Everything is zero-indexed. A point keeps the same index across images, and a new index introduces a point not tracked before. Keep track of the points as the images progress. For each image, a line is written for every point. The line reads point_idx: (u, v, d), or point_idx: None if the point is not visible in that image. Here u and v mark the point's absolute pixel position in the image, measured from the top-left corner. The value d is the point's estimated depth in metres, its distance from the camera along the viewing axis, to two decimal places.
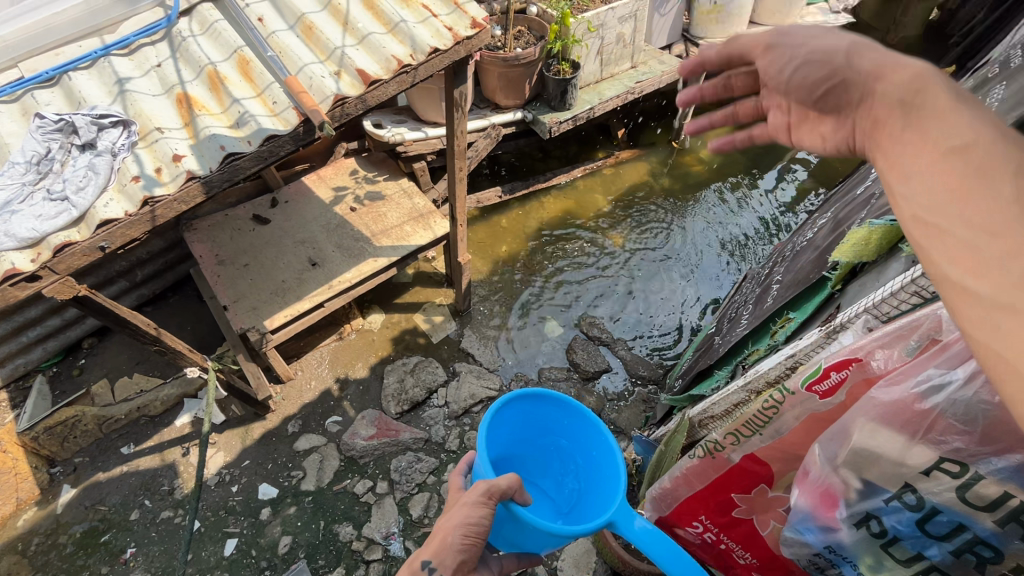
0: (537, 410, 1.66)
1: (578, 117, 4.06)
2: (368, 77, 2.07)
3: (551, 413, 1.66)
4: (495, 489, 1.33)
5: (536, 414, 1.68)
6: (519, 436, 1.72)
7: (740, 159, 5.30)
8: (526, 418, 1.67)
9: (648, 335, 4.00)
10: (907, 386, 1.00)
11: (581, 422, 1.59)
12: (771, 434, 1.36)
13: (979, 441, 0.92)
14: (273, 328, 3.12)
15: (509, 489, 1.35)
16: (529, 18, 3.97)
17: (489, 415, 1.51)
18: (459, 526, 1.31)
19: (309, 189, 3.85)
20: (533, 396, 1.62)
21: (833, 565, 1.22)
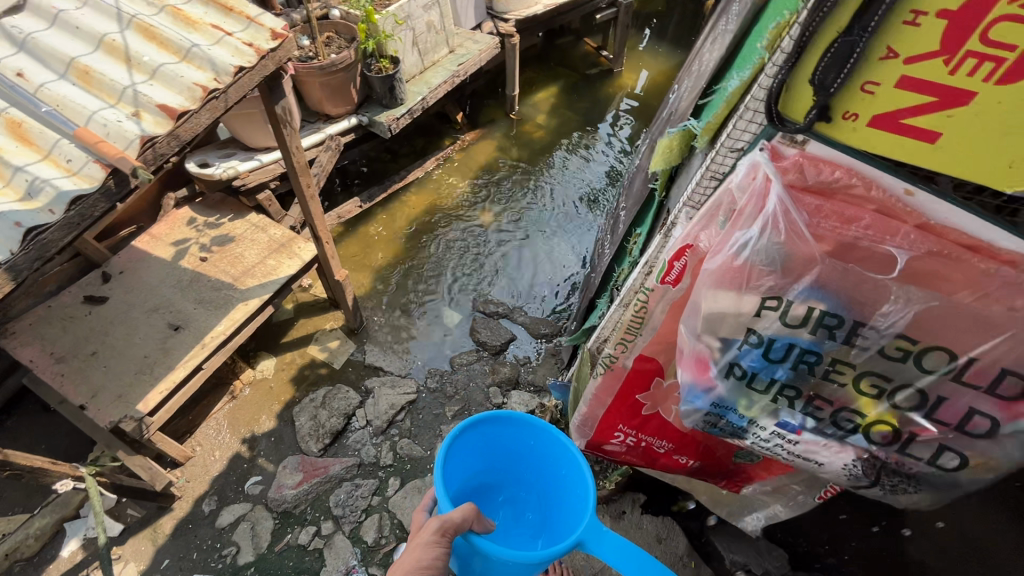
0: (503, 435, 1.84)
1: (413, 110, 4.08)
2: (173, 111, 1.91)
3: (521, 438, 1.85)
4: (447, 525, 1.44)
5: (502, 439, 1.87)
6: (489, 460, 1.89)
7: (573, 116, 5.70)
8: (493, 442, 1.85)
9: (540, 296, 4.21)
10: (725, 252, 1.21)
11: (548, 445, 1.80)
12: (649, 332, 1.56)
13: (782, 275, 1.16)
14: (150, 410, 2.80)
15: (464, 521, 1.46)
16: (334, 22, 3.90)
17: (452, 442, 1.67)
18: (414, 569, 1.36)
19: (145, 252, 3.46)
20: (499, 421, 1.81)
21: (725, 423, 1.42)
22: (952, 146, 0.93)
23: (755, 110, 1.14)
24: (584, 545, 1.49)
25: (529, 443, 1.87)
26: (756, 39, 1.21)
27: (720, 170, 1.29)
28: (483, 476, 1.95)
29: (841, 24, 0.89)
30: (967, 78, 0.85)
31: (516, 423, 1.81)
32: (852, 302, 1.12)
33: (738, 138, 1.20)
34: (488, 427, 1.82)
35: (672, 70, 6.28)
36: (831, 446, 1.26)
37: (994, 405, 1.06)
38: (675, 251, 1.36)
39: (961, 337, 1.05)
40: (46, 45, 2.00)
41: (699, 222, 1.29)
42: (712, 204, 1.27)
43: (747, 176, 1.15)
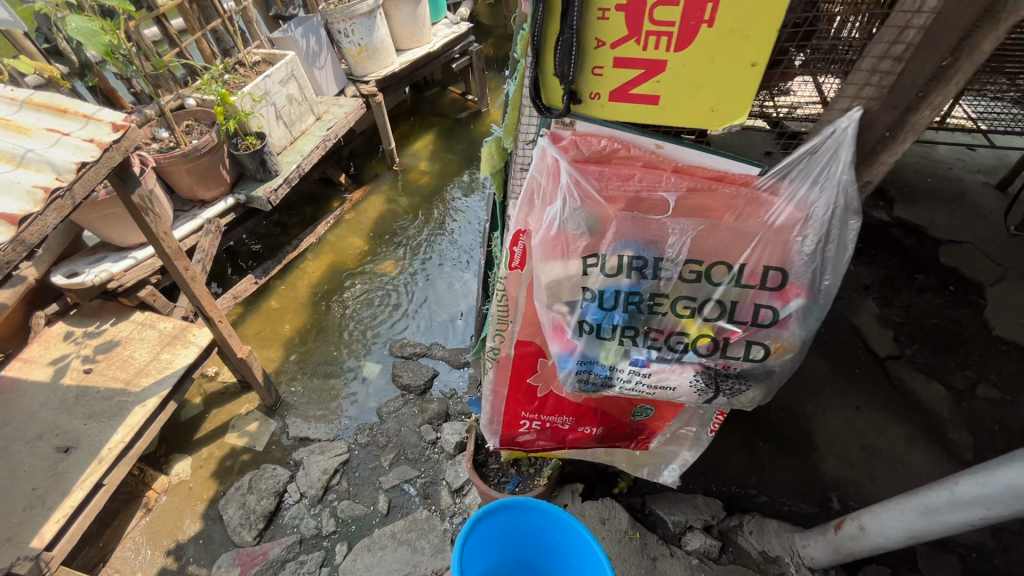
0: (525, 523, 1.91)
1: (290, 178, 4.15)
2: (15, 216, 1.87)
3: (540, 527, 1.91)
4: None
5: (524, 527, 1.93)
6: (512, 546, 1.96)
7: (454, 158, 6.02)
8: (515, 529, 1.93)
9: (455, 328, 4.31)
10: (543, 228, 1.40)
11: (569, 538, 1.85)
12: (517, 317, 1.73)
13: (591, 235, 1.38)
14: (48, 544, 2.55)
15: None
16: (191, 110, 3.94)
17: (474, 525, 1.79)
18: None
19: (18, 380, 3.20)
20: (522, 509, 1.89)
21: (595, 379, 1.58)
22: (669, 103, 1.18)
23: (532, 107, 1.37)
24: None
25: (553, 533, 1.92)
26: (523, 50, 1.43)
27: (526, 161, 1.49)
28: (509, 561, 2.02)
29: (556, 28, 1.12)
30: (655, 50, 1.11)
31: (538, 513, 1.87)
32: (649, 242, 1.34)
33: (530, 131, 1.42)
34: (511, 514, 1.91)
35: None
36: (675, 368, 1.46)
37: (771, 296, 1.31)
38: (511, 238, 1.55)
39: (730, 249, 1.30)
40: None
41: (522, 210, 1.48)
42: (525, 193, 1.47)
43: (541, 160, 1.36)
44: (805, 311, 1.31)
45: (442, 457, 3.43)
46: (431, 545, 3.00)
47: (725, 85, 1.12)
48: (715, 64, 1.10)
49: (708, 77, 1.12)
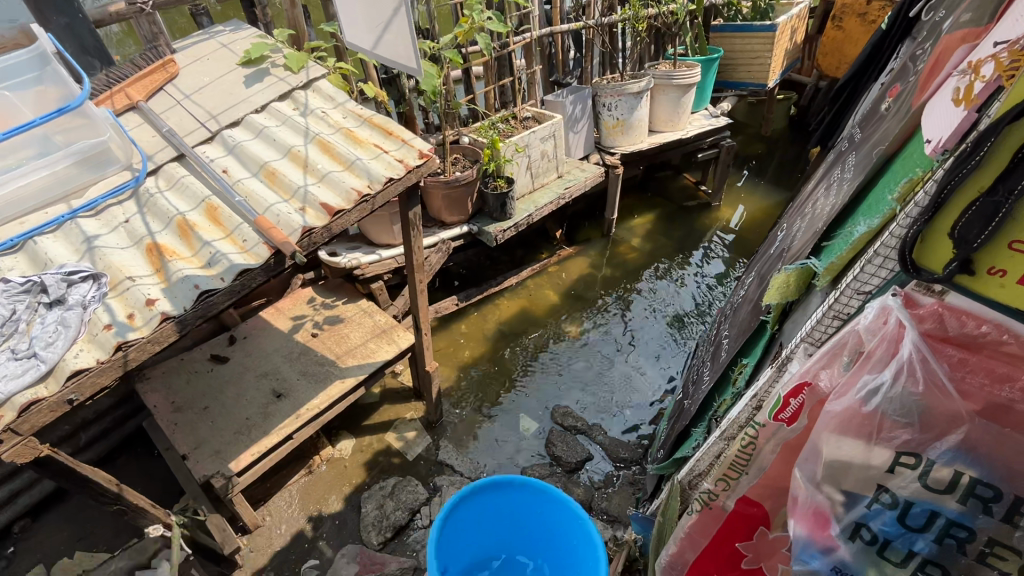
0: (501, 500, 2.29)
1: (519, 223, 4.44)
2: (332, 208, 2.27)
3: (513, 500, 2.28)
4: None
5: (504, 506, 2.30)
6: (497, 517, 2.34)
7: (668, 242, 5.84)
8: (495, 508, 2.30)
9: (622, 418, 4.06)
10: (852, 397, 1.14)
11: (552, 511, 2.22)
12: (756, 472, 1.48)
13: (921, 431, 1.07)
14: (240, 470, 2.95)
15: None
16: (463, 146, 4.45)
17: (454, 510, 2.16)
18: None
19: (267, 322, 3.87)
20: (499, 489, 2.25)
21: None
22: None
23: (885, 256, 1.14)
24: None
25: (543, 513, 2.25)
26: (886, 189, 1.22)
27: (844, 311, 1.26)
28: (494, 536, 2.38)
29: (981, 187, 0.92)
30: None
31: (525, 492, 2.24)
32: (1010, 473, 1.01)
33: (867, 281, 1.20)
34: (489, 498, 2.27)
35: (771, 207, 6.34)
36: None
37: None
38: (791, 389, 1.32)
39: None
40: (250, 151, 2.53)
41: (821, 360, 1.26)
42: (835, 343, 1.24)
43: (877, 319, 1.13)
44: None
45: None
46: None
47: None
48: None
49: None
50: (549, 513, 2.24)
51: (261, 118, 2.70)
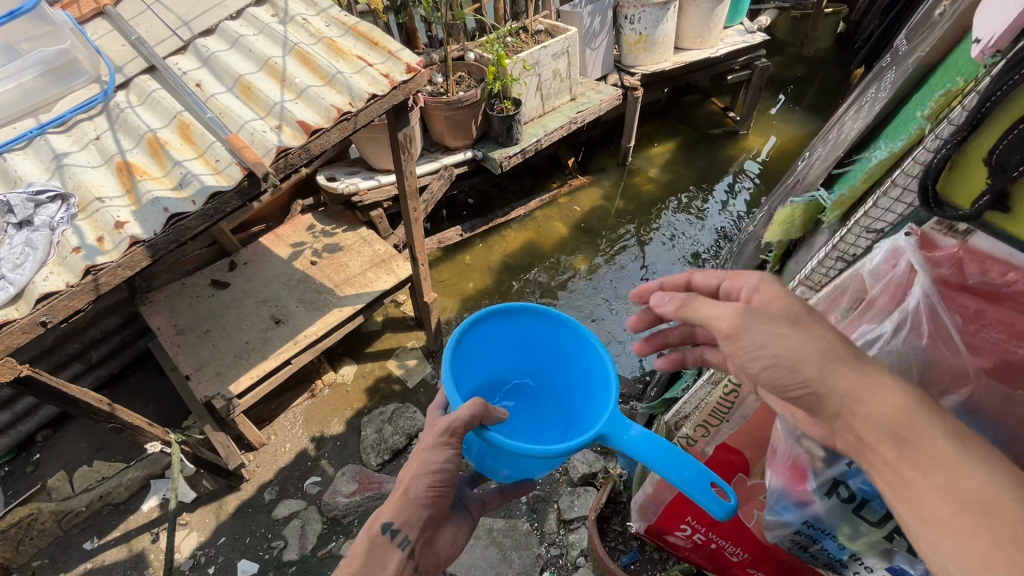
0: (519, 329, 1.60)
1: (526, 150, 4.18)
2: (309, 127, 2.11)
3: (537, 330, 1.58)
4: (456, 428, 1.31)
5: (529, 337, 1.61)
6: (516, 352, 1.67)
7: (688, 174, 5.51)
8: (512, 337, 1.62)
9: (624, 354, 4.01)
10: (846, 347, 1.02)
11: (582, 355, 1.51)
12: (738, 420, 1.41)
13: (919, 388, 0.95)
14: (239, 393, 3.02)
15: (472, 418, 1.31)
16: (468, 63, 4.12)
17: (456, 338, 1.43)
18: (424, 475, 1.33)
19: (267, 249, 3.82)
20: (520, 315, 1.55)
21: (814, 541, 1.24)
22: None
23: (904, 188, 0.96)
24: (605, 439, 1.24)
25: (581, 361, 1.53)
26: (918, 105, 1.01)
27: (849, 252, 1.10)
28: (512, 368, 1.70)
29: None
30: None
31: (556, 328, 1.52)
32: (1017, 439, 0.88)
33: (879, 218, 1.03)
34: (507, 324, 1.57)
35: (804, 137, 5.87)
36: None
37: None
38: (641, 344, 1.35)
39: None
40: (223, 63, 2.33)
41: (817, 306, 1.13)
42: (834, 287, 1.10)
43: (884, 262, 0.97)
44: None
45: (563, 480, 3.15)
46: (520, 563, 2.83)
47: None
48: None
49: None
50: (586, 362, 1.50)
51: (236, 26, 2.48)
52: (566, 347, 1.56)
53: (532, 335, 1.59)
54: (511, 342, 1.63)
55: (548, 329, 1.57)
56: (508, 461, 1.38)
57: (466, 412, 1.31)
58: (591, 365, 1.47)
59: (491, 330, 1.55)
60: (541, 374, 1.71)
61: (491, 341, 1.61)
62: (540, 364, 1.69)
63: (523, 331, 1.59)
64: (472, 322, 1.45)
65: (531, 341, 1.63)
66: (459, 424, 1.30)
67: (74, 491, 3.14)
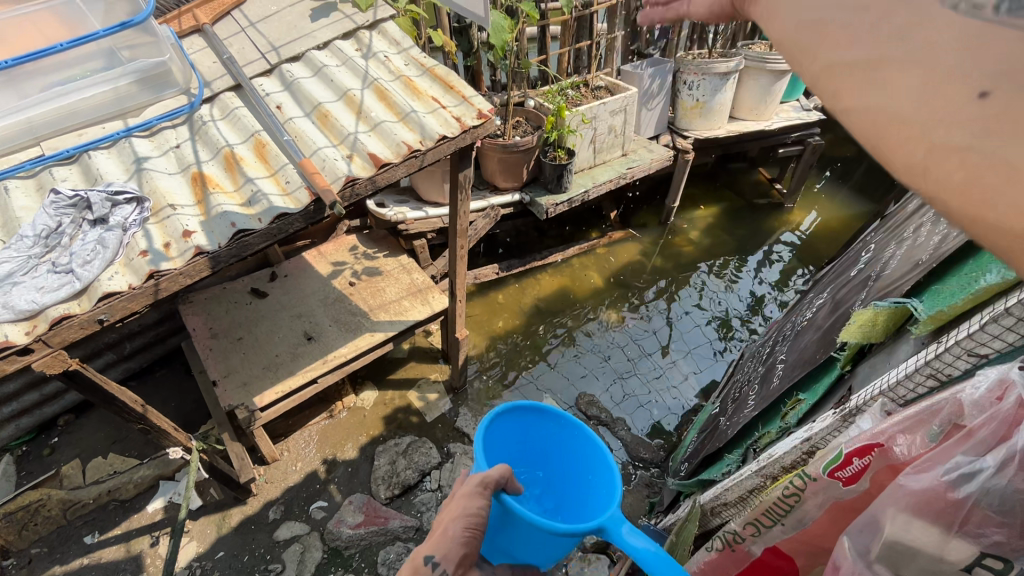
0: (529, 420, 1.56)
1: (573, 199, 4.22)
2: (379, 160, 2.16)
3: (543, 424, 1.56)
4: (488, 480, 1.24)
5: (530, 428, 1.57)
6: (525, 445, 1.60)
7: (728, 240, 5.46)
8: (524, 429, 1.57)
9: (648, 412, 3.91)
10: (936, 474, 0.95)
11: (582, 446, 1.50)
12: (794, 525, 1.30)
13: (1020, 535, 0.88)
14: (263, 406, 3.01)
15: (501, 480, 1.25)
16: (527, 110, 4.24)
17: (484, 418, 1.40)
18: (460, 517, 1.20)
19: (309, 264, 3.88)
20: (528, 409, 1.53)
21: None
22: None
23: (1019, 318, 0.92)
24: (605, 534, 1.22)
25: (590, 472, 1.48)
26: None
27: (945, 371, 1.05)
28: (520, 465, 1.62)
29: None
30: None
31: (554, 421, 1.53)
32: None
33: (984, 343, 0.98)
34: (522, 414, 1.53)
35: (851, 217, 5.80)
36: None
37: None
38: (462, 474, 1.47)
39: None
40: (305, 89, 2.43)
41: (902, 423, 1.06)
42: (925, 406, 1.04)
43: (990, 393, 0.92)
44: None
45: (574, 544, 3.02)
46: None
47: None
48: None
49: None
50: (583, 454, 1.49)
51: (322, 55, 2.59)
52: (582, 442, 1.50)
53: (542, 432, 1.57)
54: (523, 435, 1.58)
55: (556, 426, 1.55)
56: (520, 540, 1.29)
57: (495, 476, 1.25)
58: (598, 476, 1.43)
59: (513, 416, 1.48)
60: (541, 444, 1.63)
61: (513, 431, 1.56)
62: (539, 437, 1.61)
63: (528, 426, 1.57)
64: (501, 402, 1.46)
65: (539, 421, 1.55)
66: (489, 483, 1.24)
67: (85, 481, 3.14)
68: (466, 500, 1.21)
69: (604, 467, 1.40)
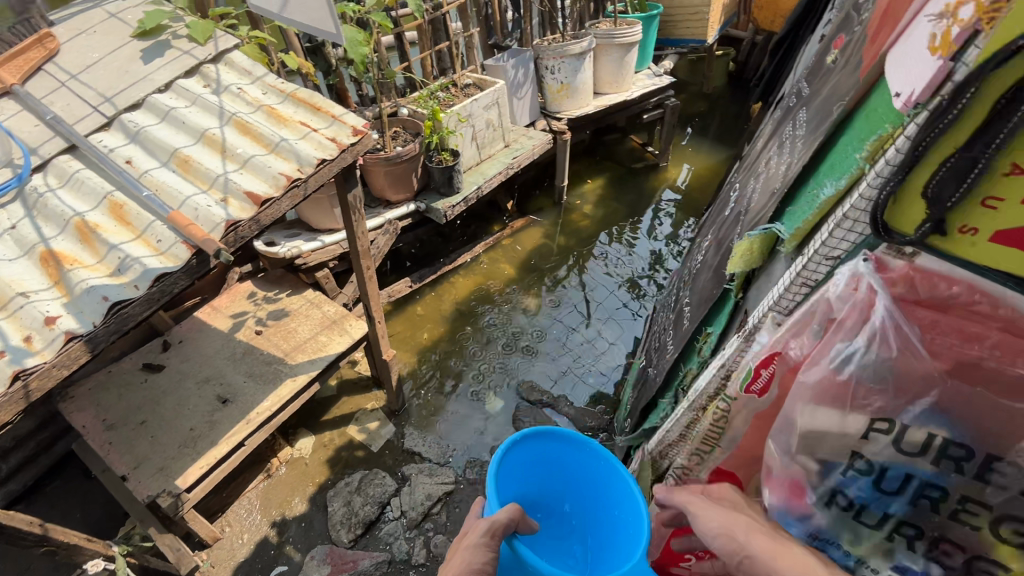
0: (552, 452, 1.67)
1: (468, 198, 4.26)
2: (258, 198, 2.04)
3: (567, 454, 1.67)
4: (496, 526, 1.33)
5: (553, 457, 1.69)
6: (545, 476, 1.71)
7: (619, 207, 5.81)
8: (545, 460, 1.69)
9: (585, 384, 4.07)
10: (824, 365, 1.11)
11: (604, 479, 1.60)
12: (729, 444, 1.43)
13: (895, 395, 1.04)
14: (188, 487, 2.73)
15: (510, 522, 1.35)
16: (402, 119, 4.20)
17: (501, 453, 1.52)
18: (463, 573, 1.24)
19: (204, 323, 3.57)
20: (551, 438, 1.65)
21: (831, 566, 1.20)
22: None
23: (856, 219, 1.09)
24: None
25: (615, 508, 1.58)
26: (848, 149, 1.18)
27: (812, 277, 1.22)
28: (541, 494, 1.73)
29: (953, 142, 0.88)
30: None
31: (575, 449, 1.64)
32: (982, 431, 1.00)
33: (835, 246, 1.16)
34: (544, 443, 1.65)
35: (716, 164, 6.42)
36: None
37: None
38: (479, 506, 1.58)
39: None
40: (155, 137, 2.23)
41: (790, 330, 1.22)
42: (804, 311, 1.20)
43: (848, 286, 1.08)
44: None
45: None
46: None
47: None
48: None
49: None
50: (606, 485, 1.59)
51: (165, 98, 2.38)
52: (604, 487, 1.61)
53: (565, 464, 1.68)
54: (544, 465, 1.69)
55: (581, 459, 1.66)
56: None
57: (504, 516, 1.35)
58: (623, 513, 1.52)
59: (530, 453, 1.64)
60: (572, 518, 1.74)
61: (533, 463, 1.67)
62: (568, 504, 1.75)
63: (550, 458, 1.69)
64: (520, 436, 1.57)
65: (561, 476, 1.72)
66: (497, 526, 1.33)
67: None
68: (473, 551, 1.28)
69: (630, 507, 1.49)
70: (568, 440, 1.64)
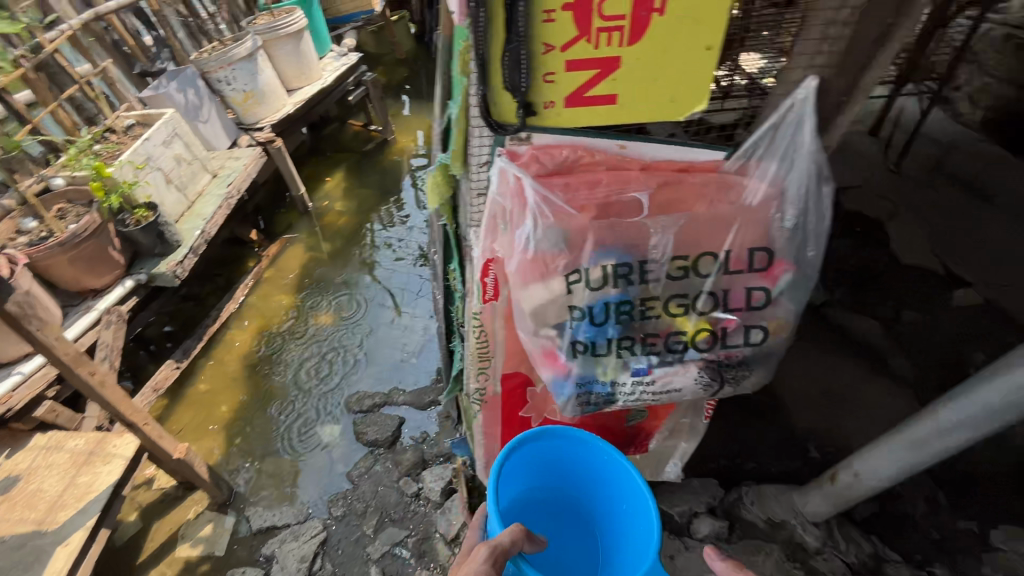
0: (557, 452, 1.55)
1: (195, 247, 3.74)
2: None
3: (575, 453, 1.56)
4: (499, 549, 1.17)
5: (557, 455, 1.57)
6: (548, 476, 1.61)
7: (370, 192, 5.74)
8: (549, 461, 1.57)
9: (414, 369, 4.03)
10: (517, 252, 1.30)
11: (610, 472, 1.51)
12: (501, 351, 1.62)
13: (569, 250, 1.30)
14: None
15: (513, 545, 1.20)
16: (60, 192, 3.49)
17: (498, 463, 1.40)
18: None
19: None
20: (560, 437, 1.52)
21: (599, 400, 1.46)
22: (626, 103, 1.17)
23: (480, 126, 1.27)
24: None
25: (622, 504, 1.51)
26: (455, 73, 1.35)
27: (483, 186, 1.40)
28: (547, 492, 1.63)
29: (501, 38, 1.05)
30: (608, 49, 1.09)
31: (580, 447, 1.53)
32: (630, 249, 1.29)
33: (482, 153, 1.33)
34: (551, 442, 1.53)
35: None
36: (679, 369, 1.40)
37: (761, 278, 1.30)
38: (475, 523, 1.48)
39: (715, 237, 1.28)
40: None
41: (487, 239, 1.36)
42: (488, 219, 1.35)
43: (501, 182, 1.26)
44: (796, 285, 1.31)
45: (429, 509, 3.13)
46: None
47: (681, 70, 1.12)
48: (671, 54, 1.10)
49: (665, 69, 1.12)
50: (612, 478, 1.50)
51: None
52: (609, 478, 1.53)
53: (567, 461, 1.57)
54: (545, 466, 1.58)
55: (588, 457, 1.54)
56: None
57: (507, 539, 1.20)
58: (631, 508, 1.45)
59: (533, 455, 1.52)
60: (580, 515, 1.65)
61: (534, 466, 1.56)
62: (579, 503, 1.65)
63: (555, 457, 1.57)
64: (521, 441, 1.46)
65: (565, 474, 1.61)
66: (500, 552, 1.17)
67: None
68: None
69: (641, 505, 1.40)
70: (570, 437, 1.52)
